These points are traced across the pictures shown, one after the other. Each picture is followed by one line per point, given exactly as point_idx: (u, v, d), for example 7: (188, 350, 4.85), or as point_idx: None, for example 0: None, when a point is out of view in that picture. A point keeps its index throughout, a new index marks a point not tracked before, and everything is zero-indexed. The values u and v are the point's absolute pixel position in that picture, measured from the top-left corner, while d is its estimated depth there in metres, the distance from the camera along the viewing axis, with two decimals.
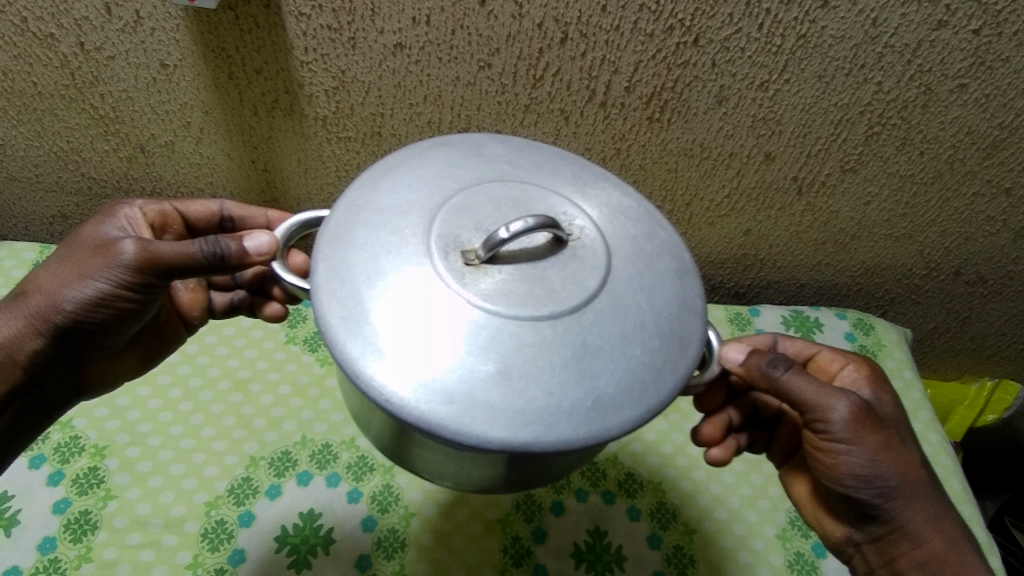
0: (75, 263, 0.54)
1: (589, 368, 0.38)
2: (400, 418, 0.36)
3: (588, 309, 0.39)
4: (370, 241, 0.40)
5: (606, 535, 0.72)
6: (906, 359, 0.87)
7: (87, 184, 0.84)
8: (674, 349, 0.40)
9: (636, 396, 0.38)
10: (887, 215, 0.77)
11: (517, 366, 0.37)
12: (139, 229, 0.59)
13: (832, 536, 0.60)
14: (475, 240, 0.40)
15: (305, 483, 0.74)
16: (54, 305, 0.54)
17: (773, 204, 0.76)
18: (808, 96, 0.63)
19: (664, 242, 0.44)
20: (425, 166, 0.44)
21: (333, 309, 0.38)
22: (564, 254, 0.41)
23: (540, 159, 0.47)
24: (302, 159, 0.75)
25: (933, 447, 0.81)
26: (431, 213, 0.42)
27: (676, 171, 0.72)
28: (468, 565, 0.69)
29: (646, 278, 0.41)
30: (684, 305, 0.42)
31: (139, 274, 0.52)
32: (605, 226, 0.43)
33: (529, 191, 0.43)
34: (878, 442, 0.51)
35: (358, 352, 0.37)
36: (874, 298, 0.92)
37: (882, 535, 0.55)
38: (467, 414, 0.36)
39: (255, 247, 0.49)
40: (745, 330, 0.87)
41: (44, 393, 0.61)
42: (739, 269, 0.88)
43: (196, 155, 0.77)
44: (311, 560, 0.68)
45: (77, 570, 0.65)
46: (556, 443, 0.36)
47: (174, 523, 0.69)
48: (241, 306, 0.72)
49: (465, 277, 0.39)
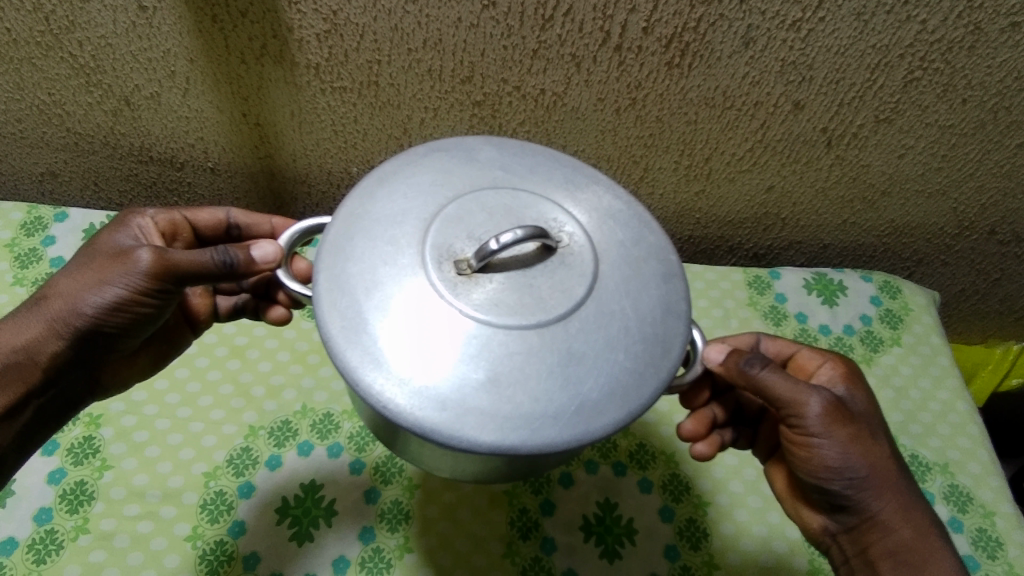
0: (95, 269, 0.52)
1: (574, 373, 0.37)
2: (391, 418, 0.36)
3: (575, 317, 0.38)
4: (368, 252, 0.40)
5: (616, 507, 0.69)
6: (934, 325, 0.83)
7: (73, 139, 0.80)
8: (656, 353, 0.39)
9: (619, 400, 0.38)
10: (922, 169, 0.72)
11: (505, 373, 0.37)
12: (151, 235, 0.57)
13: (810, 526, 0.57)
14: (468, 250, 0.40)
15: (306, 453, 0.71)
16: (75, 309, 0.51)
17: (799, 157, 0.71)
18: (843, 37, 0.58)
19: (652, 246, 0.43)
20: (419, 174, 0.43)
21: (333, 318, 0.38)
22: (552, 260, 0.40)
23: (532, 162, 0.45)
24: (295, 112, 0.71)
25: (960, 417, 0.77)
26: (425, 222, 0.41)
27: (696, 123, 0.67)
28: (474, 538, 0.67)
29: (633, 284, 0.41)
30: (669, 309, 0.41)
31: (156, 282, 0.51)
32: (594, 231, 0.42)
33: (521, 198, 0.42)
34: (851, 434, 0.50)
35: (358, 361, 0.37)
36: (900, 259, 0.88)
37: (854, 524, 0.53)
38: (458, 420, 0.36)
39: (262, 256, 0.48)
40: (765, 295, 0.84)
41: (64, 390, 0.58)
42: (759, 229, 0.83)
43: (184, 107, 0.73)
44: (312, 533, 0.66)
45: (74, 542, 0.63)
46: (542, 445, 0.36)
47: (172, 495, 0.67)
48: (246, 309, 0.69)
49: (457, 287, 0.38)
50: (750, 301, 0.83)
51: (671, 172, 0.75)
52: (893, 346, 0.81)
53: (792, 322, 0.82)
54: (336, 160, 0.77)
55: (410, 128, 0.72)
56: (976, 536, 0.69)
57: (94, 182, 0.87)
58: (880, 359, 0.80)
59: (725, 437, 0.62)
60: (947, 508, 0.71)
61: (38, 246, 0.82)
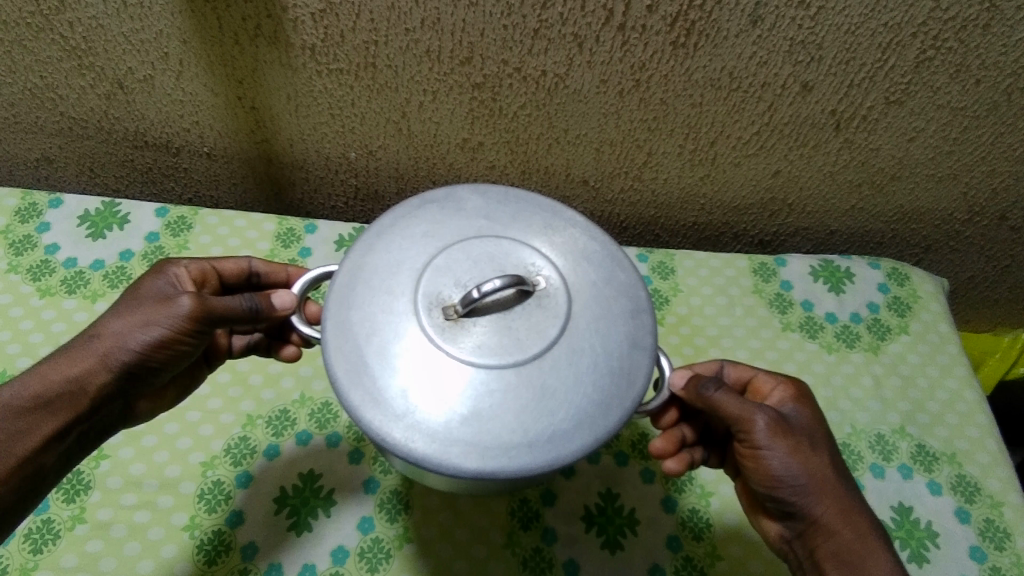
0: (142, 311, 0.54)
1: (546, 406, 0.42)
2: (390, 448, 0.42)
3: (548, 355, 0.43)
4: (367, 301, 0.46)
5: (618, 498, 0.68)
6: (942, 312, 0.82)
7: (67, 124, 0.79)
8: (621, 385, 0.44)
9: (586, 428, 0.43)
10: (932, 152, 0.70)
11: (486, 408, 0.42)
12: (184, 283, 0.58)
13: (768, 534, 0.61)
14: (455, 296, 0.45)
15: (305, 442, 0.70)
16: (127, 348, 0.53)
17: (807, 141, 0.69)
18: (854, 16, 0.56)
19: (622, 284, 0.48)
20: (412, 224, 0.49)
21: (339, 362, 0.44)
22: (529, 302, 0.45)
23: (514, 210, 0.50)
24: (292, 96, 0.70)
25: (968, 406, 0.75)
26: (417, 272, 0.46)
27: (701, 105, 0.66)
28: (474, 528, 0.66)
29: (602, 322, 0.46)
30: (635, 344, 0.46)
31: (196, 324, 0.53)
32: (569, 273, 0.47)
33: (502, 245, 0.48)
34: (793, 446, 0.54)
35: (360, 400, 0.43)
36: (908, 245, 0.86)
37: (801, 530, 0.56)
38: (445, 449, 0.41)
39: (281, 302, 0.54)
40: (771, 283, 0.82)
41: (103, 418, 0.57)
42: (765, 215, 0.81)
43: (178, 91, 0.72)
44: (312, 523, 0.65)
45: (72, 531, 0.63)
46: (518, 470, 0.41)
47: (170, 484, 0.66)
48: (258, 347, 0.69)
49: (445, 331, 0.43)
50: (755, 288, 0.82)
51: (675, 157, 0.73)
52: (901, 335, 0.80)
53: (797, 311, 0.80)
54: (334, 145, 0.76)
55: (407, 112, 0.70)
56: (983, 527, 0.68)
57: (89, 168, 0.86)
58: (887, 347, 0.79)
59: (696, 456, 0.62)
60: (953, 498, 0.70)
61: (33, 233, 0.81)
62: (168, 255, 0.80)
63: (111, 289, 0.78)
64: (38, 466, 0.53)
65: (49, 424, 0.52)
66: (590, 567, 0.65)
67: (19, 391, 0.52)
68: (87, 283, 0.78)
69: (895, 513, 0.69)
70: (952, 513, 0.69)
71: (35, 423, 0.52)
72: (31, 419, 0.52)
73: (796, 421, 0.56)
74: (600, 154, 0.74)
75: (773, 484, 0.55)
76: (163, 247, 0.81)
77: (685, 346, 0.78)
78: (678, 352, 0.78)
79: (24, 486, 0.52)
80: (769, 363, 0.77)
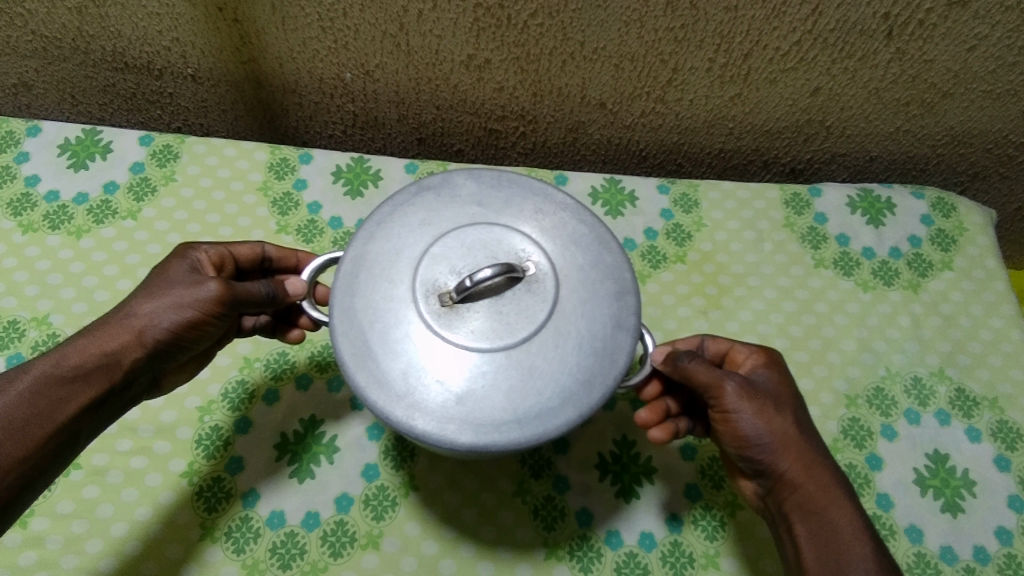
0: (170, 292, 0.50)
1: (535, 385, 0.41)
2: (393, 425, 0.41)
3: (536, 339, 0.42)
4: (368, 287, 0.43)
5: (634, 445, 0.64)
6: (991, 246, 0.75)
7: (40, 45, 0.73)
8: (603, 364, 0.42)
9: (572, 403, 0.41)
10: (993, 64, 0.63)
11: (479, 387, 0.40)
12: (206, 268, 0.54)
13: (744, 492, 0.56)
14: (450, 282, 0.43)
15: (305, 387, 0.65)
16: (160, 328, 0.49)
17: (853, 52, 0.62)
18: None
19: (610, 266, 0.45)
20: (409, 212, 0.46)
21: (345, 345, 0.42)
22: (519, 287, 0.43)
23: (507, 195, 0.47)
24: (276, 6, 0.63)
25: (1014, 347, 0.70)
26: (415, 260, 0.44)
27: (737, 10, 0.58)
28: (482, 476, 0.62)
29: (588, 306, 0.43)
30: (619, 324, 0.43)
31: (221, 307, 0.51)
32: (558, 258, 0.44)
33: (494, 232, 0.45)
34: (759, 407, 0.50)
35: (365, 381, 0.41)
36: (954, 172, 0.79)
37: (771, 487, 0.51)
38: (440, 425, 0.40)
39: (292, 287, 0.52)
40: (803, 215, 0.76)
41: (132, 393, 0.52)
42: (800, 139, 0.75)
43: (153, 3, 0.65)
44: (313, 470, 0.61)
45: (65, 477, 0.59)
46: (509, 445, 0.40)
47: (166, 429, 0.62)
48: (262, 328, 0.63)
49: (438, 317, 0.42)
50: (787, 221, 0.75)
51: (703, 74, 0.66)
52: (944, 271, 0.73)
53: (831, 247, 0.74)
54: (326, 64, 0.70)
55: (405, 23, 0.64)
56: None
57: (70, 94, 0.80)
58: (929, 285, 0.73)
59: (681, 427, 0.57)
60: (993, 446, 0.65)
61: (11, 163, 0.75)
62: (155, 187, 0.75)
63: (96, 225, 0.72)
64: (72, 432, 0.48)
65: (88, 395, 0.47)
66: (603, 517, 0.61)
67: (58, 360, 0.47)
68: (71, 218, 0.72)
69: (930, 461, 0.64)
70: (991, 461, 0.64)
71: (71, 394, 0.47)
72: (71, 388, 0.47)
73: (763, 384, 0.52)
74: (620, 71, 0.67)
75: (741, 444, 0.51)
76: (149, 178, 0.75)
77: (708, 285, 0.72)
78: (701, 291, 0.72)
79: (52, 453, 0.47)
80: (800, 303, 0.71)
